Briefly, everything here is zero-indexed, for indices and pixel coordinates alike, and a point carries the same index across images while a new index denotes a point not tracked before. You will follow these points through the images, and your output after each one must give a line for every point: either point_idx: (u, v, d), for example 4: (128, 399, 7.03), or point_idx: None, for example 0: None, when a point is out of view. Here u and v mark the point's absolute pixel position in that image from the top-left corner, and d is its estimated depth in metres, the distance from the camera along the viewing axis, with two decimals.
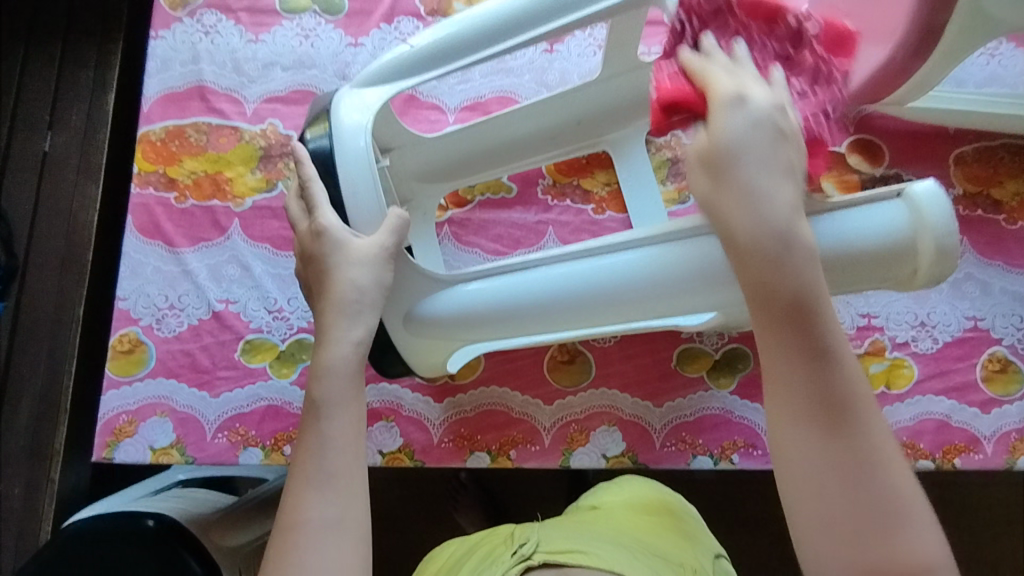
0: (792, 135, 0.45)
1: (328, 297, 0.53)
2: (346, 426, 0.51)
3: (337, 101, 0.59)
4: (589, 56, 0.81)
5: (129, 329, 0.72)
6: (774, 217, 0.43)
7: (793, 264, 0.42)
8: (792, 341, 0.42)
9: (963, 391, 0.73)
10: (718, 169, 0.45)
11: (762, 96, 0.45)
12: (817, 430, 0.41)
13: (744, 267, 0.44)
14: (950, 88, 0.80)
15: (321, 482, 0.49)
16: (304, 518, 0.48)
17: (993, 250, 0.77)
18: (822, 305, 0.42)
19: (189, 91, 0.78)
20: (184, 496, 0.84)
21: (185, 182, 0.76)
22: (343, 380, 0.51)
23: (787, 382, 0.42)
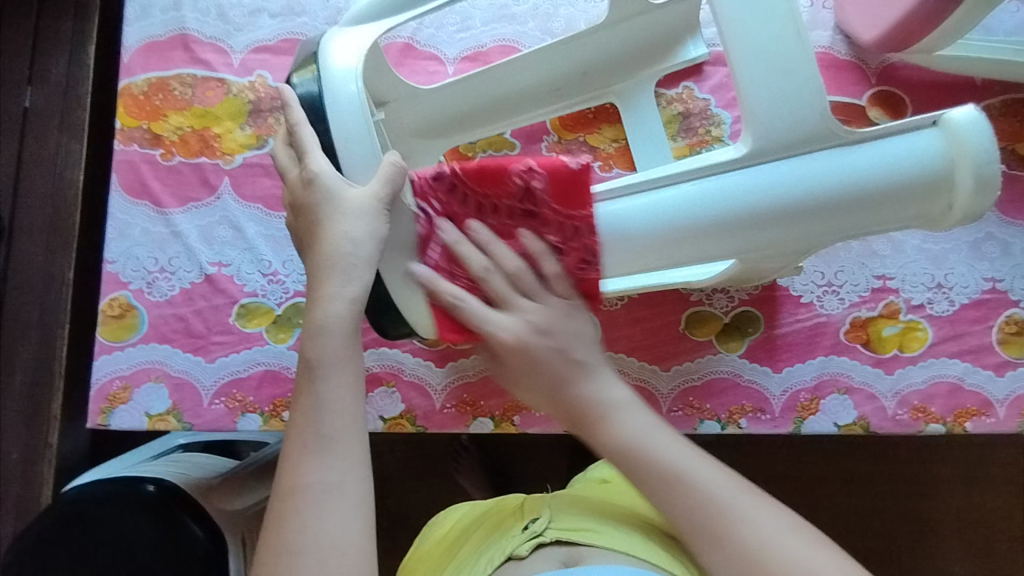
0: (568, 340, 0.53)
1: (320, 250, 0.51)
2: (345, 386, 0.49)
3: (326, 43, 0.55)
4: (597, 2, 0.76)
5: (118, 292, 0.69)
6: (596, 396, 0.52)
7: (606, 422, 0.52)
8: (620, 452, 0.51)
9: (978, 354, 0.71)
10: (523, 369, 0.53)
11: (511, 327, 0.53)
12: (676, 500, 0.49)
13: (536, 391, 0.54)
14: (978, 36, 0.75)
15: (318, 444, 0.47)
16: (303, 481, 0.46)
17: (1015, 208, 0.74)
18: (649, 448, 0.51)
19: (172, 40, 0.74)
20: (184, 461, 0.84)
21: (171, 138, 0.72)
22: (339, 338, 0.49)
23: (600, 436, 0.52)
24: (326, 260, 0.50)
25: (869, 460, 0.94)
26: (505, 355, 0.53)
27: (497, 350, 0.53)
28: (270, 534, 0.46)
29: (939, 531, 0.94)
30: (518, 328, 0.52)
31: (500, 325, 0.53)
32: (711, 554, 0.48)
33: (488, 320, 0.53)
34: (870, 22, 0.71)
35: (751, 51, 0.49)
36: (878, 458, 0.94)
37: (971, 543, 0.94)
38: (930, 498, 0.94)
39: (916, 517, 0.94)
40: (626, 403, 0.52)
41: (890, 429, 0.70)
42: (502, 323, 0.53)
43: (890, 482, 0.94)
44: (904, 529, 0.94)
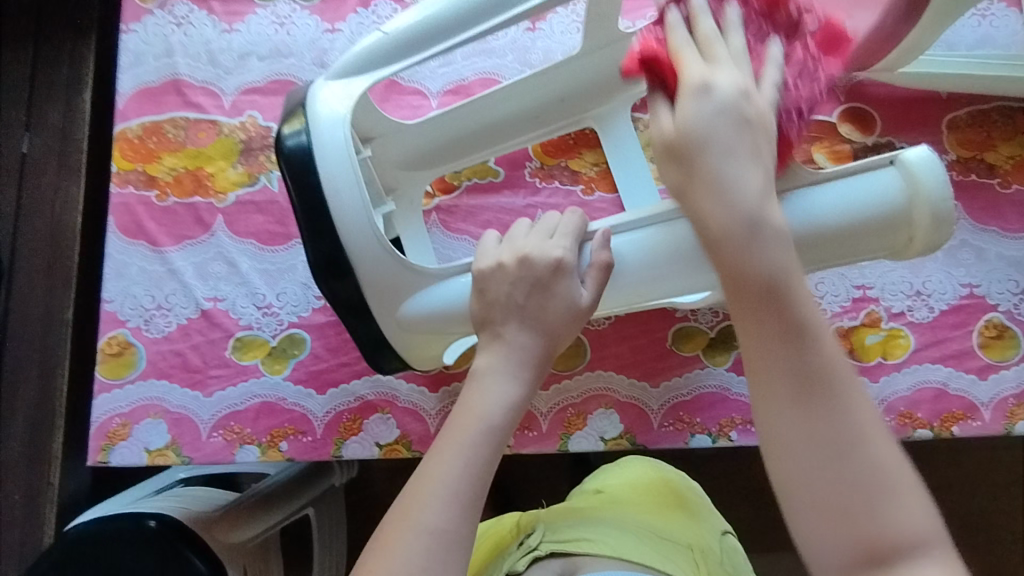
0: (757, 120, 0.46)
1: (548, 311, 0.54)
2: (487, 442, 0.50)
3: (314, 95, 0.58)
4: (573, 34, 0.79)
5: (117, 331, 0.71)
6: (765, 264, 0.44)
7: (705, 154, 0.46)
8: (779, 381, 0.43)
9: (959, 358, 0.73)
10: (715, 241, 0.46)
11: (727, 81, 0.46)
12: (791, 403, 0.43)
13: (724, 253, 0.45)
14: (941, 52, 0.78)
15: (443, 489, 0.47)
16: (419, 519, 0.46)
17: (988, 215, 0.76)
18: (817, 330, 0.44)
19: (165, 85, 0.77)
20: (185, 495, 0.84)
21: (165, 179, 0.74)
22: (518, 391, 0.53)
23: (755, 332, 0.44)
24: (540, 314, 0.54)
25: None
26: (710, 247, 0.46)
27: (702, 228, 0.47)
28: (369, 551, 0.47)
29: None
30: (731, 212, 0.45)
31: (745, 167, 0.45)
32: (821, 525, 0.43)
33: (692, 98, 0.47)
34: None
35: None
36: None
37: (971, 545, 0.94)
38: None
39: None
40: (791, 276, 0.44)
41: None
42: (716, 72, 0.47)
43: None
44: None
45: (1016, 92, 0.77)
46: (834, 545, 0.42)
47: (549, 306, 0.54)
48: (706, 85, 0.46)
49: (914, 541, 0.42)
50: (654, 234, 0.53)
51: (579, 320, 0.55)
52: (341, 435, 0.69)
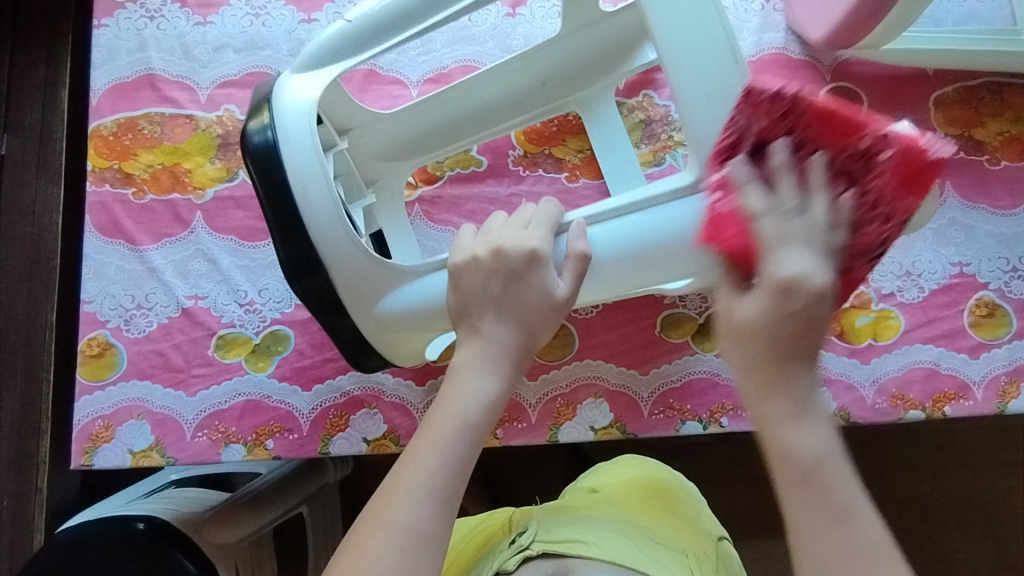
0: (823, 323, 0.44)
1: (525, 300, 0.53)
2: (466, 439, 0.49)
3: (281, 87, 0.57)
4: (554, 18, 0.77)
5: (97, 332, 0.70)
6: (794, 402, 0.44)
7: (789, 301, 0.43)
8: (816, 495, 0.42)
9: (951, 338, 0.72)
10: (763, 370, 0.44)
11: (807, 280, 0.43)
12: (816, 501, 0.42)
13: (755, 373, 0.44)
14: (926, 28, 0.77)
15: (417, 486, 0.46)
16: (392, 519, 0.45)
17: (977, 193, 0.75)
18: (837, 475, 0.42)
19: (139, 80, 0.75)
20: (175, 496, 0.84)
21: (142, 177, 0.73)
22: (499, 386, 0.52)
23: (779, 447, 0.43)
24: (516, 305, 0.53)
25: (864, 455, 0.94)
26: (735, 337, 0.45)
27: (732, 320, 0.46)
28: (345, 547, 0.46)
29: (936, 516, 0.94)
30: (771, 305, 0.44)
31: (773, 265, 0.44)
32: None
33: (773, 258, 0.44)
34: (818, 22, 0.73)
35: (690, 71, 0.51)
36: (871, 450, 0.94)
37: (969, 526, 0.94)
38: (926, 487, 0.94)
39: (914, 506, 0.94)
40: (805, 422, 0.44)
41: (871, 418, 0.71)
42: (801, 268, 0.44)
43: (885, 473, 0.94)
44: (903, 520, 0.94)
45: (1002, 68, 0.76)
46: None
47: (524, 298, 0.53)
48: (791, 285, 0.43)
49: None
50: (634, 222, 0.53)
51: (557, 313, 0.54)
52: (328, 432, 0.69)
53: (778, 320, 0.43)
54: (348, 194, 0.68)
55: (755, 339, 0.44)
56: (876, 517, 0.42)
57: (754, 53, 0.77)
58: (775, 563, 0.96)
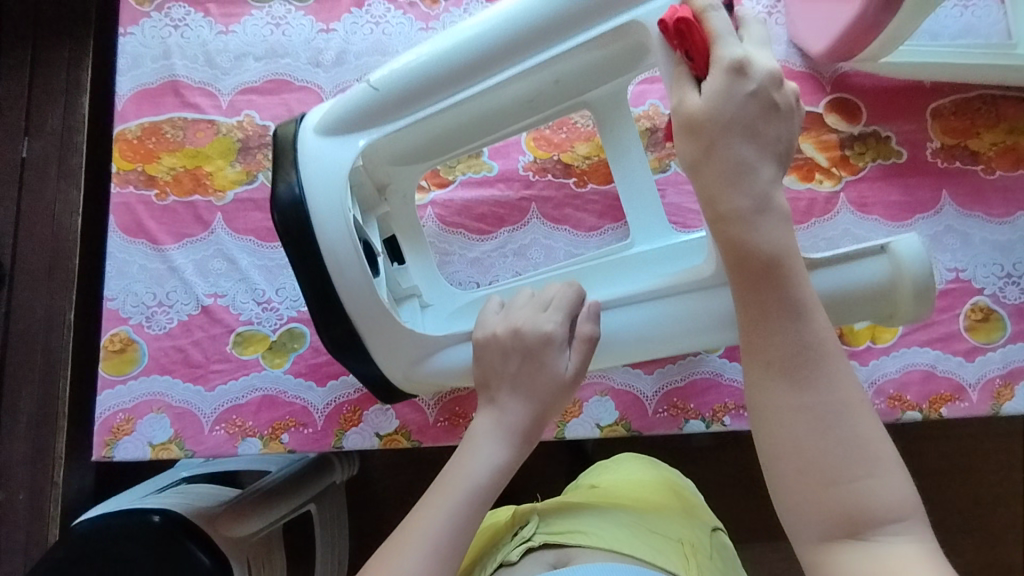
0: (777, 111, 0.48)
1: (536, 380, 0.54)
2: (472, 503, 0.50)
3: (305, 149, 0.59)
4: None
5: (119, 328, 0.72)
6: (755, 186, 0.46)
7: (742, 85, 0.47)
8: (774, 292, 0.45)
9: (947, 341, 0.74)
10: (709, 141, 0.47)
11: (761, 65, 0.47)
12: (772, 300, 0.45)
13: (708, 170, 0.47)
14: (923, 42, 0.80)
15: (422, 541, 0.48)
16: (395, 567, 0.47)
17: (972, 201, 0.78)
18: (796, 268, 0.46)
19: (163, 86, 0.78)
20: (188, 492, 0.85)
21: (165, 179, 0.76)
22: (508, 454, 0.53)
23: (751, 283, 0.46)
24: (530, 383, 0.54)
25: None
26: (684, 128, 0.48)
27: (682, 112, 0.48)
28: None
29: (936, 518, 0.95)
30: (723, 86, 0.47)
31: (725, 45, 0.47)
32: (771, 437, 0.44)
33: (724, 43, 0.47)
34: (819, 35, 0.76)
35: None
36: None
37: (968, 529, 0.95)
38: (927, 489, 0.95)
39: None
40: (777, 222, 0.46)
41: None
42: (746, 51, 0.47)
43: None
44: None
45: (997, 80, 0.79)
46: (814, 518, 0.43)
47: (539, 376, 0.54)
48: (737, 70, 0.47)
49: (887, 515, 0.42)
50: (639, 312, 0.58)
51: (566, 392, 0.55)
52: (341, 427, 0.71)
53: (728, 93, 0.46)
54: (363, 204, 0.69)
55: (703, 128, 0.47)
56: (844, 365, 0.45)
57: None
58: (777, 564, 0.97)
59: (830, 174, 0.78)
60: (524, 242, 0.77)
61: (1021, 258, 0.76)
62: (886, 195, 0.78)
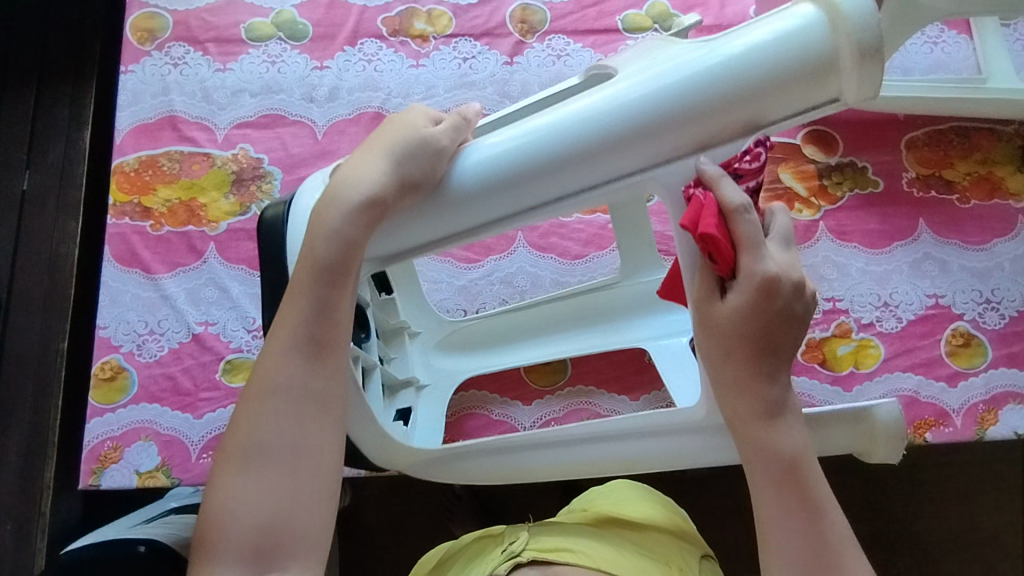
0: (800, 306, 0.48)
1: (388, 135, 0.50)
2: (318, 287, 0.50)
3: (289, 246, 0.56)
4: (549, 66, 0.83)
5: (110, 356, 0.73)
6: (773, 395, 0.49)
7: (772, 293, 0.46)
8: (791, 490, 0.49)
9: (929, 366, 0.75)
10: (729, 347, 0.48)
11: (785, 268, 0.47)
12: (790, 500, 0.49)
13: (727, 371, 0.49)
14: (896, 77, 0.83)
15: (281, 366, 0.50)
16: (262, 398, 0.50)
17: (949, 229, 0.80)
18: (811, 469, 0.50)
19: (161, 121, 0.81)
20: (176, 522, 0.84)
21: (160, 210, 0.78)
22: (324, 297, 0.50)
23: (767, 478, 0.50)
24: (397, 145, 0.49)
25: (864, 488, 0.94)
26: (706, 327, 0.49)
27: (710, 317, 0.48)
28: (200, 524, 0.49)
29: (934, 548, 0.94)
30: (754, 295, 0.46)
31: (755, 262, 0.46)
32: None
33: (749, 251, 0.46)
34: None
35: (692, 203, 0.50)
36: (872, 483, 0.94)
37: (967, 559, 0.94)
38: (922, 518, 0.94)
39: (912, 539, 0.94)
40: (794, 429, 0.50)
41: None
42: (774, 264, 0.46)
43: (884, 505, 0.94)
44: (904, 555, 0.93)
45: (968, 113, 0.81)
46: None
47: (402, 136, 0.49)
48: (769, 276, 0.46)
49: None
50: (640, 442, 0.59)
51: (424, 145, 0.48)
52: None
53: (759, 302, 0.46)
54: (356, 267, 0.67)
55: (728, 340, 0.48)
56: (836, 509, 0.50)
57: None
58: None
59: (809, 204, 0.80)
60: (511, 271, 0.78)
61: (999, 285, 0.78)
62: (864, 223, 0.80)
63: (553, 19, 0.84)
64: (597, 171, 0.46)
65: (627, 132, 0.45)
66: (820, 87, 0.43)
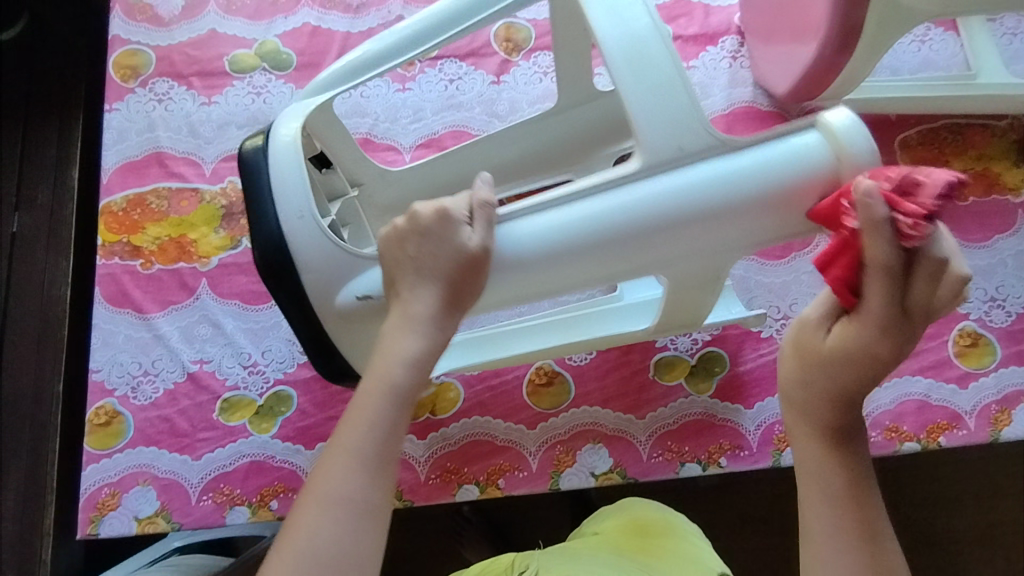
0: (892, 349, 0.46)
1: (439, 257, 0.52)
2: (393, 402, 0.49)
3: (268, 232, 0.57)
4: (536, 83, 0.82)
5: (104, 400, 0.72)
6: (845, 415, 0.48)
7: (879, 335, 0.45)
8: (855, 509, 0.47)
9: (938, 369, 0.74)
10: (812, 371, 0.49)
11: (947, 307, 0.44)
12: (842, 520, 0.47)
13: (801, 392, 0.50)
14: (885, 77, 0.82)
15: (353, 458, 0.47)
16: (323, 492, 0.46)
17: (949, 228, 0.79)
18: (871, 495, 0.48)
19: (147, 158, 0.80)
20: (179, 564, 0.81)
21: (150, 248, 0.76)
22: (395, 417, 0.49)
23: (820, 487, 0.48)
24: (437, 268, 0.52)
25: (877, 492, 0.92)
26: (803, 356, 0.49)
27: (809, 349, 0.49)
28: None
29: (953, 550, 0.92)
30: (853, 332, 0.46)
31: (879, 317, 0.44)
32: None
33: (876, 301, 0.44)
34: (781, 77, 0.78)
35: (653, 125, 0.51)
36: (885, 487, 0.92)
37: (987, 561, 0.92)
38: (938, 520, 0.92)
39: (929, 541, 0.92)
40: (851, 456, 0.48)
41: (867, 452, 0.72)
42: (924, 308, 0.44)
43: (897, 507, 0.92)
44: (924, 558, 0.92)
45: (960, 109, 0.81)
46: None
47: (440, 256, 0.52)
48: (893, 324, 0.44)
49: None
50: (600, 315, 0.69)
51: (474, 268, 0.52)
52: None
53: (852, 357, 0.46)
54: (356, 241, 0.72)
55: (816, 371, 0.48)
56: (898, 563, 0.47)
57: (725, 107, 0.83)
58: None
59: None
60: None
61: (1003, 282, 0.77)
62: None
63: (537, 36, 0.83)
64: (627, 261, 0.53)
65: (653, 236, 0.51)
66: None
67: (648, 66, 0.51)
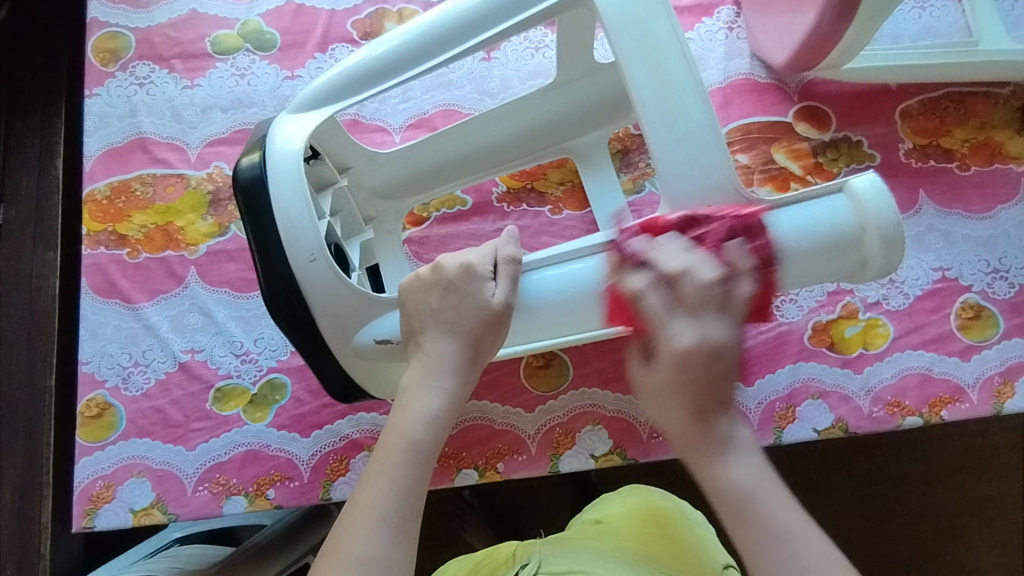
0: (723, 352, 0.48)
1: (461, 312, 0.54)
2: (415, 460, 0.49)
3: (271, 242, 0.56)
4: (527, 60, 0.80)
5: (95, 393, 0.71)
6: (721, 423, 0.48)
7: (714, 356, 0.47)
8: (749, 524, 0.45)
9: (940, 342, 0.73)
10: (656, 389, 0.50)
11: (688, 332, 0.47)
12: (755, 533, 0.44)
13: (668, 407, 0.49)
14: (885, 46, 0.80)
15: (375, 514, 0.47)
16: (348, 551, 0.45)
17: (951, 199, 0.77)
18: (765, 504, 0.45)
19: (130, 144, 0.78)
20: (180, 554, 0.81)
21: (136, 237, 0.75)
22: (415, 476, 0.49)
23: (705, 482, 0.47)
24: (457, 319, 0.54)
25: (876, 468, 0.92)
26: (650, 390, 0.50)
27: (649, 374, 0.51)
28: None
29: (952, 523, 0.92)
30: (688, 342, 0.48)
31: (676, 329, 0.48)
32: None
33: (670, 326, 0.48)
34: (780, 47, 0.76)
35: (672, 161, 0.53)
36: (885, 462, 0.92)
37: (986, 532, 0.92)
38: (938, 493, 0.92)
39: (929, 514, 0.92)
40: (742, 446, 0.47)
41: (868, 427, 0.71)
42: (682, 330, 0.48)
43: (896, 481, 0.92)
44: (923, 531, 0.92)
45: (962, 77, 0.79)
46: None
47: (463, 308, 0.54)
48: (684, 350, 0.47)
49: None
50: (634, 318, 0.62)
51: (497, 323, 0.54)
52: (328, 477, 0.69)
53: (673, 371, 0.48)
54: (347, 231, 0.70)
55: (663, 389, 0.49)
56: (814, 528, 0.45)
57: (722, 80, 0.81)
58: None
59: (805, 182, 0.77)
60: None
61: (1006, 253, 0.75)
62: None
63: None
64: None
65: None
66: (844, 259, 0.54)
67: (684, 116, 0.53)
